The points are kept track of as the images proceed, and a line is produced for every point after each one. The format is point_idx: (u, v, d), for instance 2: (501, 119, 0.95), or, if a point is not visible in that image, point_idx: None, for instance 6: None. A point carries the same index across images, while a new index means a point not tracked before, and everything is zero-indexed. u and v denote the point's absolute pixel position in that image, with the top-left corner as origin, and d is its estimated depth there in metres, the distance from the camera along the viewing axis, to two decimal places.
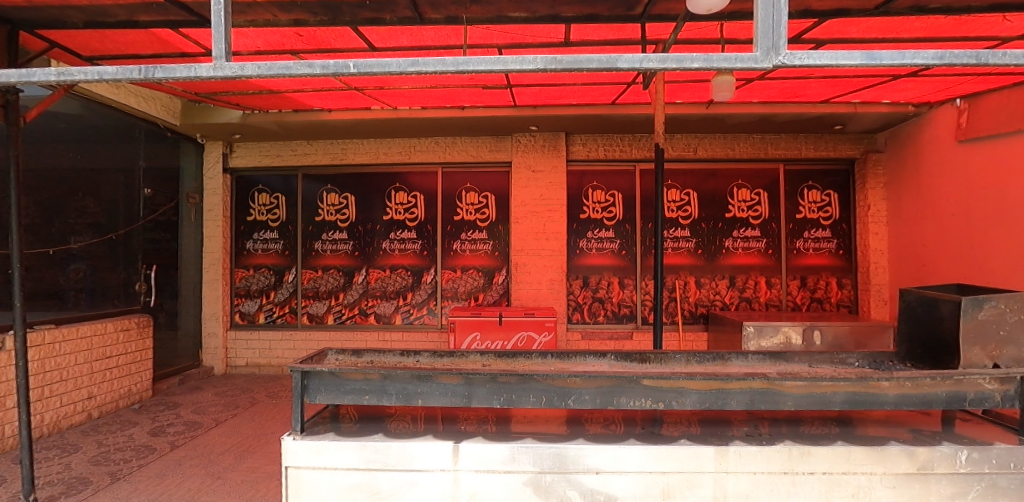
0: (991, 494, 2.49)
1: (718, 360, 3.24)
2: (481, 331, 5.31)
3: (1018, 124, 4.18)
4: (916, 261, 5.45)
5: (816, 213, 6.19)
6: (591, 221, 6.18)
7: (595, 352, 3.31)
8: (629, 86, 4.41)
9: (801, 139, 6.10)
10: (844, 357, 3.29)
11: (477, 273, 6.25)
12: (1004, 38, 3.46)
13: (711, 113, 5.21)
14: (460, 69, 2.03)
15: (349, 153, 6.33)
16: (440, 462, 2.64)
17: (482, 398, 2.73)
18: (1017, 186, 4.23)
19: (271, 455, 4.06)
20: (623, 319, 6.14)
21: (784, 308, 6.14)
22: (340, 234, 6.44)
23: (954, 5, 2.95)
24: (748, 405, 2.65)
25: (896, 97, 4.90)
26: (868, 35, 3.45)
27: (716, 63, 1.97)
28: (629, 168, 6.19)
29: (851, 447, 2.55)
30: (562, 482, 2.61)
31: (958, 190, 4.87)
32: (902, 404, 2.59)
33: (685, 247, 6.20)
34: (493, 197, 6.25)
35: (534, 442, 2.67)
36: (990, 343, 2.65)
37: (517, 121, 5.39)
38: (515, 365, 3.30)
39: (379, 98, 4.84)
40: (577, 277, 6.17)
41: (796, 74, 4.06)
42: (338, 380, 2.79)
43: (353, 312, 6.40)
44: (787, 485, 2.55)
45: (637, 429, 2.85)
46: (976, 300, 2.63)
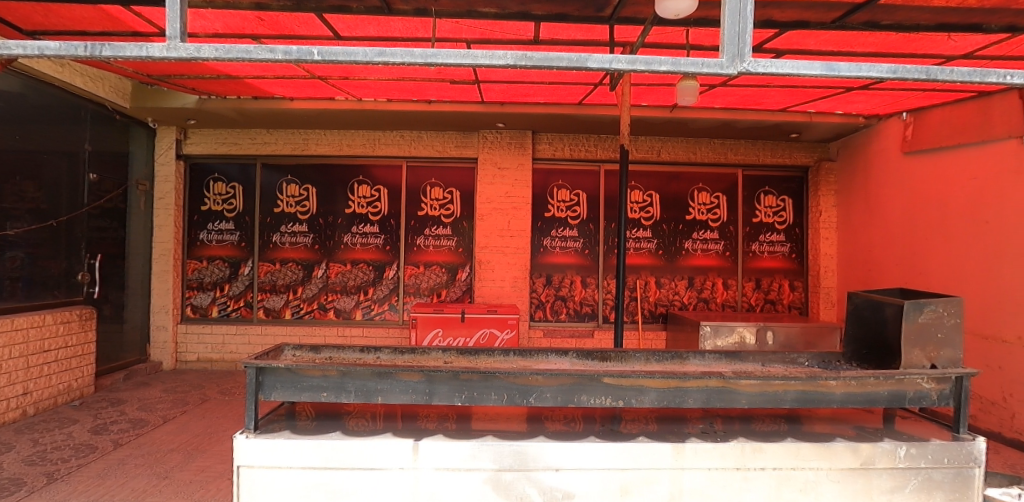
0: (926, 487, 2.64)
1: (676, 359, 3.27)
2: (444, 327, 5.26)
3: (961, 139, 4.44)
4: (861, 267, 5.73)
5: (771, 218, 6.41)
6: (556, 219, 6.22)
7: (557, 350, 3.29)
8: (595, 87, 4.42)
9: (759, 145, 6.28)
10: (795, 356, 3.33)
11: (440, 269, 6.20)
12: (948, 56, 3.65)
13: (674, 117, 5.30)
14: (429, 62, 2.01)
15: (311, 143, 6.15)
16: (400, 460, 2.61)
17: (444, 396, 2.71)
18: (960, 195, 4.49)
19: (223, 454, 3.92)
20: (585, 318, 6.22)
21: (739, 309, 6.33)
22: (300, 227, 6.27)
23: (904, 22, 3.09)
24: (704, 403, 2.72)
25: (849, 108, 5.10)
26: (825, 47, 3.57)
27: (684, 67, 2.01)
28: (594, 168, 6.26)
29: (801, 443, 2.64)
30: (522, 480, 2.62)
31: (904, 200, 5.12)
32: (848, 402, 2.71)
33: (646, 248, 6.31)
34: (459, 193, 6.21)
35: (494, 440, 2.66)
36: (929, 345, 2.80)
37: (484, 117, 5.36)
38: (477, 363, 3.27)
39: (343, 89, 4.73)
40: (541, 275, 6.19)
41: (756, 81, 4.17)
42: (295, 376, 2.71)
43: (311, 307, 6.24)
44: (741, 480, 2.63)
45: (597, 426, 2.89)
46: (917, 304, 2.77)
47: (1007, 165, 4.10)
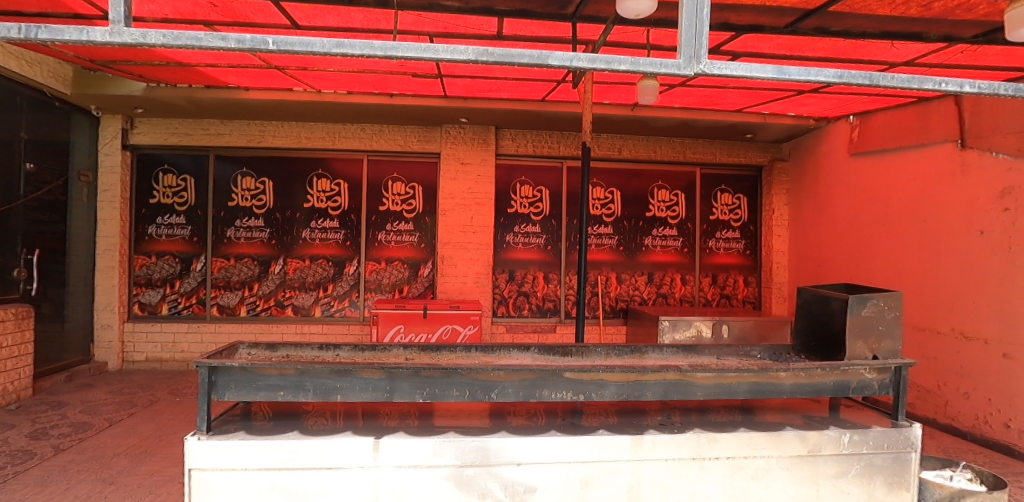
0: (868, 472, 2.79)
1: (635, 353, 3.33)
2: (406, 324, 5.20)
3: (902, 142, 4.69)
4: (810, 263, 5.99)
5: (727, 215, 6.61)
6: (519, 215, 6.24)
7: (519, 346, 3.31)
8: (558, 84, 4.45)
9: (716, 145, 6.46)
10: (748, 349, 3.42)
11: (402, 265, 6.13)
12: (891, 63, 3.84)
13: (635, 116, 5.38)
14: (388, 55, 1.95)
15: (267, 135, 5.95)
16: (359, 458, 2.57)
17: (405, 393, 2.68)
18: (901, 195, 4.74)
19: (175, 457, 3.77)
20: (547, 313, 6.28)
21: (696, 304, 6.51)
22: (256, 221, 6.07)
23: (852, 29, 3.23)
24: (662, 396, 2.79)
25: (800, 111, 5.30)
26: (778, 51, 3.69)
27: (642, 67, 2.03)
28: (556, 165, 6.30)
29: (753, 432, 2.74)
30: (485, 475, 2.62)
31: (851, 199, 5.37)
32: (796, 392, 2.83)
33: (608, 244, 6.39)
34: (421, 188, 6.15)
35: (456, 435, 2.65)
36: (872, 337, 2.95)
37: (447, 112, 5.31)
38: (439, 359, 3.26)
39: (301, 80, 4.60)
40: (503, 271, 6.20)
41: (714, 83, 4.28)
42: (250, 375, 2.63)
43: (268, 304, 6.07)
44: (697, 469, 2.71)
45: (559, 421, 2.92)
46: (861, 298, 2.91)
47: (945, 167, 4.35)
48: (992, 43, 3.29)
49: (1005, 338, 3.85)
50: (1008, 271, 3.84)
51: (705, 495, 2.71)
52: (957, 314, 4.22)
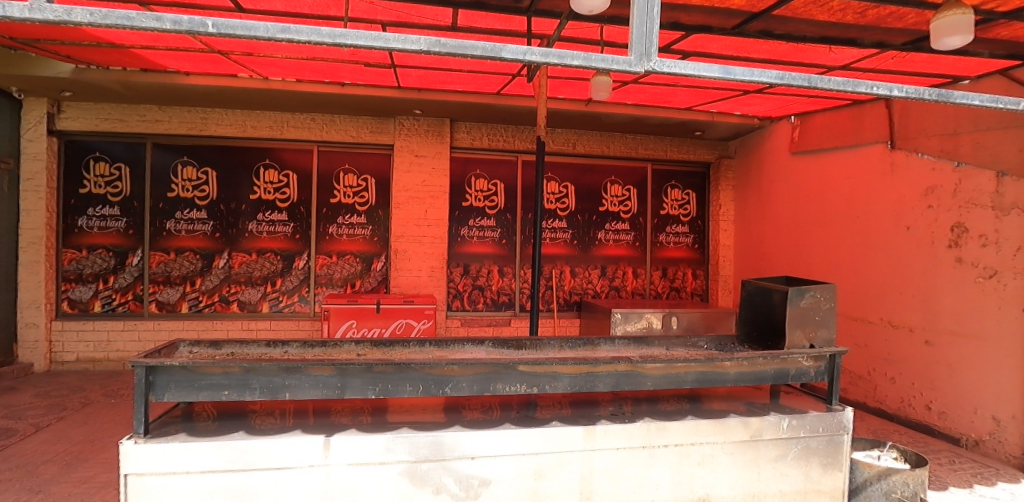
0: (805, 454, 2.94)
1: (588, 345, 3.39)
2: (359, 319, 5.11)
3: (838, 142, 4.97)
4: (754, 257, 6.28)
5: (677, 210, 6.80)
6: (474, 209, 6.22)
7: (473, 340, 3.30)
8: (514, 78, 4.45)
9: (667, 142, 6.63)
10: (695, 339, 3.53)
11: (354, 259, 6.01)
12: (829, 67, 4.04)
13: (589, 111, 5.45)
14: (337, 42, 1.80)
15: (210, 123, 5.68)
16: (308, 458, 2.50)
17: (356, 389, 2.63)
18: (838, 193, 5.03)
19: (109, 462, 3.57)
20: (502, 307, 6.32)
21: (647, 297, 6.68)
22: (199, 213, 5.81)
23: (793, 33, 3.38)
24: (613, 387, 2.85)
25: (746, 110, 5.50)
26: (726, 51, 3.82)
27: (594, 63, 1.99)
28: (512, 158, 6.32)
29: (699, 420, 2.84)
30: (439, 469, 2.61)
31: (792, 196, 5.66)
32: (740, 380, 2.94)
33: (562, 238, 6.45)
34: (373, 180, 6.03)
35: (409, 431, 2.62)
36: (809, 326, 3.10)
37: (401, 103, 5.23)
38: (392, 355, 3.21)
39: (246, 66, 4.41)
40: (458, 265, 6.18)
41: (665, 81, 4.38)
42: (192, 374, 2.51)
43: (212, 299, 5.82)
44: (646, 457, 2.79)
45: (513, 413, 2.94)
46: (799, 290, 3.06)
47: (877, 166, 4.63)
48: (918, 51, 3.51)
49: (928, 326, 4.15)
50: (931, 263, 4.13)
51: (654, 481, 2.79)
52: (886, 304, 4.52)
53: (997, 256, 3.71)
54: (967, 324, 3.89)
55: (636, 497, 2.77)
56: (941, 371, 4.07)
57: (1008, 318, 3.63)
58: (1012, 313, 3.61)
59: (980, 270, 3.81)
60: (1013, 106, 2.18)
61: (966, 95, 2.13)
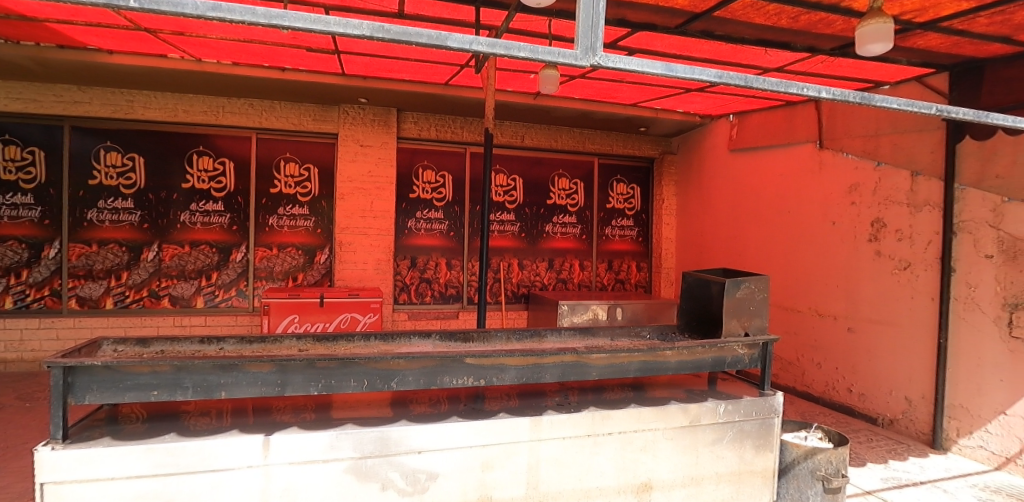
0: (739, 437, 3.09)
1: (535, 336, 3.43)
2: (301, 313, 4.97)
3: (773, 140, 5.27)
4: (694, 249, 6.58)
5: (622, 204, 6.96)
6: (421, 201, 6.15)
7: (420, 333, 3.27)
8: (462, 68, 4.41)
9: (612, 137, 6.78)
10: (639, 329, 3.64)
11: (296, 251, 5.82)
12: (765, 68, 4.24)
13: (537, 104, 5.47)
14: (274, 25, 1.46)
15: (136, 106, 5.32)
16: (247, 458, 2.38)
17: (298, 386, 2.54)
18: (772, 189, 5.35)
19: (22, 470, 3.31)
20: (449, 300, 6.34)
21: (593, 288, 6.83)
22: (125, 203, 5.43)
23: (732, 34, 3.51)
24: (560, 377, 2.90)
25: (688, 108, 5.70)
26: (670, 50, 3.93)
27: (541, 55, 1.75)
28: (460, 150, 6.28)
29: (642, 408, 2.93)
30: (385, 465, 2.55)
31: (730, 191, 5.95)
32: (681, 368, 3.05)
33: (510, 231, 6.46)
34: (316, 169, 5.83)
35: (354, 427, 2.54)
36: (744, 315, 3.27)
37: (346, 90, 5.09)
38: (336, 349, 3.12)
39: (177, 46, 4.16)
40: (406, 257, 6.11)
41: (611, 76, 4.47)
42: (116, 375, 2.33)
43: (140, 294, 5.47)
44: (591, 445, 2.85)
45: (461, 406, 2.93)
46: (736, 282, 3.20)
47: (807, 164, 4.95)
48: (845, 57, 3.74)
49: (850, 314, 4.55)
50: (854, 256, 4.51)
51: (599, 469, 2.86)
52: (814, 294, 4.89)
53: (910, 249, 4.08)
54: (884, 312, 4.28)
55: (580, 485, 2.83)
56: (862, 355, 4.47)
57: (919, 306, 4.02)
58: (922, 301, 4.00)
59: (896, 262, 4.18)
60: (933, 114, 2.17)
61: (886, 99, 2.11)
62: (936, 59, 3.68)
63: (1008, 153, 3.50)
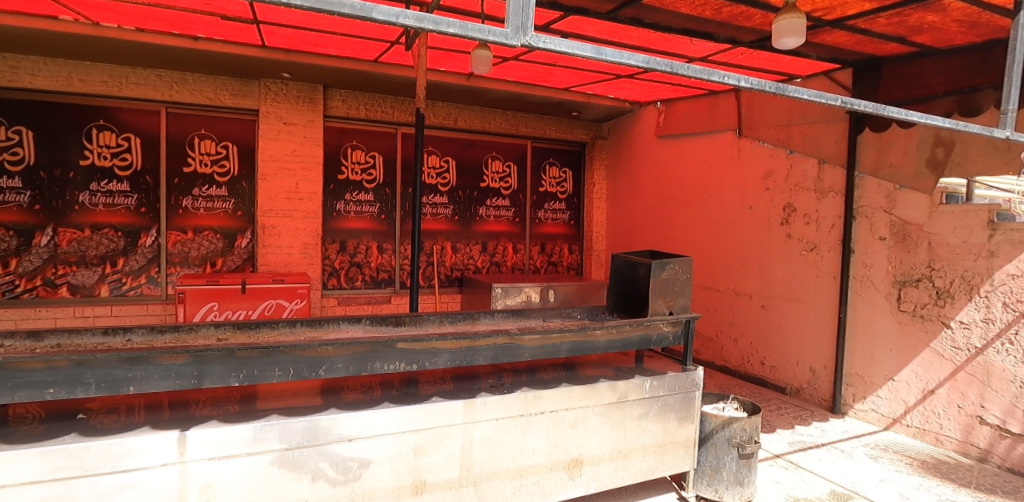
0: (664, 411, 3.24)
1: (469, 319, 3.43)
2: (221, 301, 4.75)
3: (696, 128, 5.52)
4: (623, 233, 6.83)
5: (554, 188, 7.09)
6: (350, 182, 6.03)
7: (349, 318, 3.18)
8: (392, 46, 4.28)
9: (547, 121, 6.81)
10: (570, 310, 3.73)
11: (214, 235, 5.51)
12: (691, 58, 4.40)
13: (470, 86, 5.42)
14: None
15: (22, 73, 4.69)
16: (161, 457, 2.10)
17: (216, 378, 2.37)
18: (696, 175, 5.63)
19: None
20: (381, 284, 6.28)
21: (526, 271, 6.95)
22: (10, 182, 4.84)
23: (660, 23, 3.61)
24: (493, 360, 2.91)
25: (619, 94, 5.84)
26: (601, 35, 3.99)
27: (473, 33, 1.38)
28: (390, 131, 6.20)
29: (573, 387, 3.01)
30: (314, 455, 2.38)
31: (658, 176, 6.19)
32: (609, 347, 3.16)
33: (443, 214, 6.38)
34: (235, 147, 5.55)
35: (280, 418, 2.34)
36: (669, 295, 3.40)
37: (268, 64, 4.80)
38: (259, 337, 2.94)
39: (68, 7, 3.74)
40: (334, 241, 5.99)
41: (545, 60, 4.48)
42: (3, 372, 2.04)
43: (33, 283, 4.94)
44: (524, 425, 2.88)
45: (393, 392, 2.88)
46: (661, 263, 3.33)
47: (727, 152, 5.24)
48: (762, 49, 3.95)
49: (763, 292, 4.90)
50: (768, 239, 4.85)
51: (532, 447, 2.90)
52: (733, 275, 5.22)
53: (816, 232, 4.44)
54: (793, 290, 4.63)
55: (514, 464, 2.86)
56: (773, 330, 4.84)
57: (823, 284, 4.39)
58: (826, 280, 4.37)
59: (804, 244, 4.54)
60: (839, 106, 2.08)
61: (799, 90, 1.98)
62: (841, 55, 3.97)
63: (900, 145, 3.84)
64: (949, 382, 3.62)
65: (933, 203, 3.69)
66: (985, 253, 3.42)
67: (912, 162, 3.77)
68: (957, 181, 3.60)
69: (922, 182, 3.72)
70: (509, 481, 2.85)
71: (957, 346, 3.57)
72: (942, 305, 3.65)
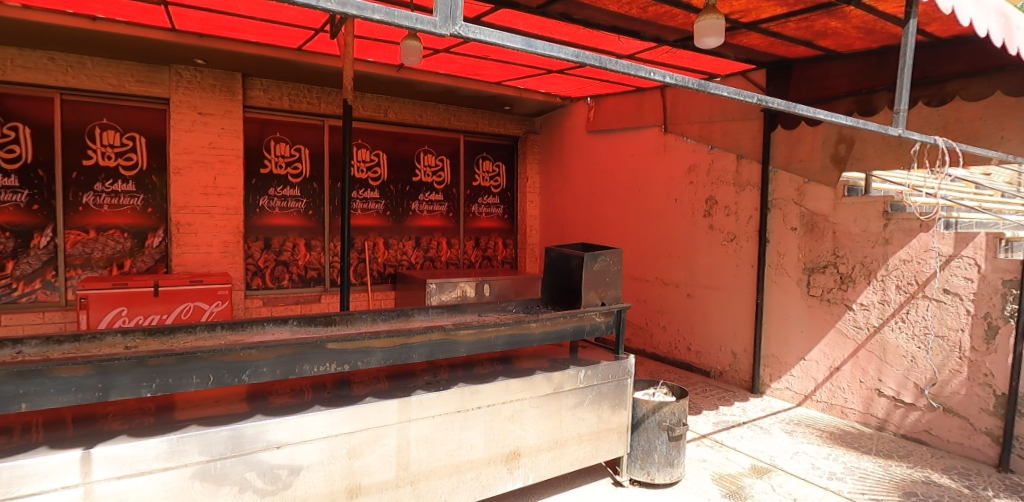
0: (597, 399, 3.33)
1: (403, 316, 3.38)
2: (130, 306, 4.42)
3: (624, 123, 5.70)
4: (557, 226, 6.96)
5: (488, 182, 7.10)
6: (274, 177, 5.76)
7: (275, 319, 3.01)
8: (317, 33, 4.10)
9: (478, 114, 6.81)
10: (505, 304, 3.76)
11: (121, 234, 5.09)
12: (620, 54, 4.51)
13: (401, 77, 5.30)
14: None
15: None
16: (62, 480, 1.89)
17: (125, 390, 2.11)
18: (626, 169, 5.81)
19: None
20: (310, 283, 6.06)
21: (461, 266, 6.92)
22: None
23: (589, 19, 3.67)
24: (428, 356, 2.86)
25: (550, 89, 5.91)
26: (532, 29, 4.01)
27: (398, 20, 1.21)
28: (316, 123, 5.97)
29: (510, 380, 3.02)
30: (240, 465, 2.22)
31: (590, 170, 6.35)
32: (545, 339, 3.20)
33: (374, 209, 6.22)
34: (142, 138, 5.14)
35: (200, 428, 2.17)
36: (601, 287, 3.49)
37: (180, 49, 4.47)
38: (173, 344, 2.71)
39: None
40: (257, 239, 5.70)
41: (476, 53, 4.45)
42: None
43: None
44: (462, 421, 2.85)
45: (325, 394, 2.77)
46: (593, 255, 3.41)
47: (654, 147, 5.44)
48: (685, 48, 4.12)
49: (689, 281, 5.15)
50: (692, 230, 5.09)
51: (470, 442, 2.89)
52: (661, 266, 5.45)
53: (736, 223, 4.71)
54: (716, 278, 4.89)
55: (451, 460, 2.83)
56: (698, 317, 5.09)
57: (742, 272, 4.67)
58: (744, 268, 4.65)
59: (725, 235, 4.80)
60: (755, 103, 2.06)
61: (719, 87, 1.90)
62: (756, 56, 4.21)
63: (807, 141, 4.12)
64: (853, 359, 3.98)
65: (836, 195, 4.03)
66: (882, 240, 3.78)
67: (819, 157, 4.07)
68: (857, 176, 3.87)
69: (827, 176, 4.03)
70: (446, 477, 2.82)
71: (858, 325, 3.93)
72: (845, 289, 3.99)
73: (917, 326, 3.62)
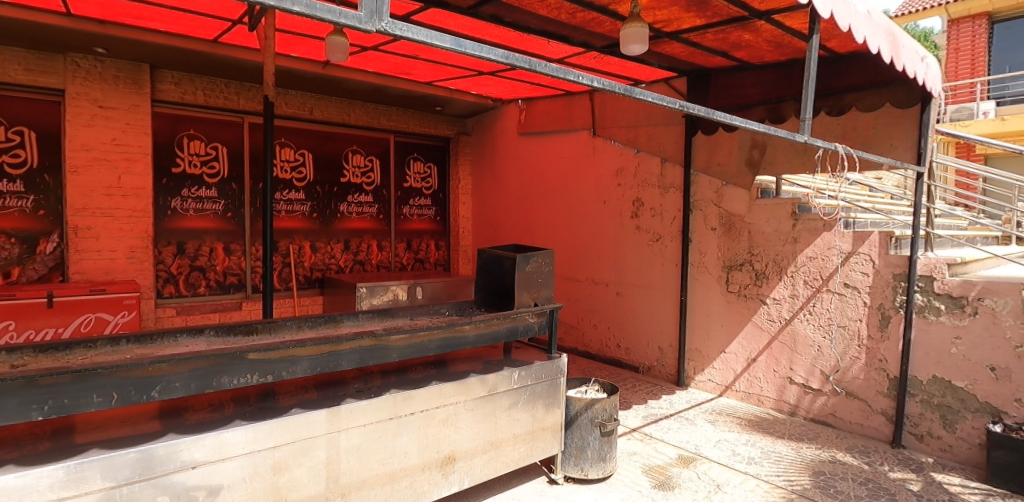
0: (532, 399, 3.36)
1: (330, 322, 3.28)
2: (18, 319, 3.99)
3: (555, 126, 5.80)
4: (489, 227, 6.99)
5: (419, 183, 7.02)
6: (187, 176, 5.39)
7: (188, 330, 2.81)
8: (236, 25, 3.88)
9: (409, 114, 6.70)
10: (438, 308, 3.74)
11: (6, 239, 4.54)
12: (551, 58, 4.59)
13: (327, 74, 5.13)
14: None
15: None
16: None
17: (7, 415, 1.84)
18: (558, 171, 5.92)
19: None
20: (229, 289, 5.73)
21: (393, 269, 6.78)
22: None
23: (519, 22, 3.71)
24: (358, 363, 2.76)
25: (482, 91, 5.92)
26: (462, 29, 4.00)
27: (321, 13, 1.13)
28: (234, 120, 5.66)
29: (443, 384, 2.98)
30: (150, 490, 2.03)
31: (522, 172, 6.41)
32: (478, 341, 3.19)
33: (300, 211, 5.96)
34: (32, 133, 4.63)
35: (103, 452, 1.96)
36: (533, 288, 3.54)
37: (77, 35, 4.08)
38: (71, 361, 2.40)
39: None
40: (168, 243, 5.31)
41: (406, 52, 4.38)
42: None
43: None
44: (393, 428, 2.78)
45: (247, 407, 2.61)
46: (525, 256, 3.45)
47: (585, 149, 5.58)
48: (612, 54, 4.25)
49: (618, 280, 5.32)
50: (620, 230, 5.27)
51: (403, 449, 2.82)
52: (592, 266, 5.60)
53: (661, 224, 4.93)
54: (644, 277, 5.08)
55: (384, 468, 2.75)
56: (626, 315, 5.27)
57: (667, 271, 4.88)
58: (669, 267, 4.87)
59: (651, 235, 5.01)
60: (677, 109, 2.15)
61: (643, 92, 1.96)
62: (679, 64, 4.41)
63: (725, 146, 4.37)
64: (767, 351, 4.27)
65: (750, 196, 4.31)
66: (792, 239, 4.08)
67: (735, 161, 4.33)
68: (768, 179, 4.35)
69: (743, 179, 4.30)
70: (378, 487, 2.73)
71: (772, 319, 4.22)
72: (760, 285, 4.28)
73: (823, 318, 3.94)
